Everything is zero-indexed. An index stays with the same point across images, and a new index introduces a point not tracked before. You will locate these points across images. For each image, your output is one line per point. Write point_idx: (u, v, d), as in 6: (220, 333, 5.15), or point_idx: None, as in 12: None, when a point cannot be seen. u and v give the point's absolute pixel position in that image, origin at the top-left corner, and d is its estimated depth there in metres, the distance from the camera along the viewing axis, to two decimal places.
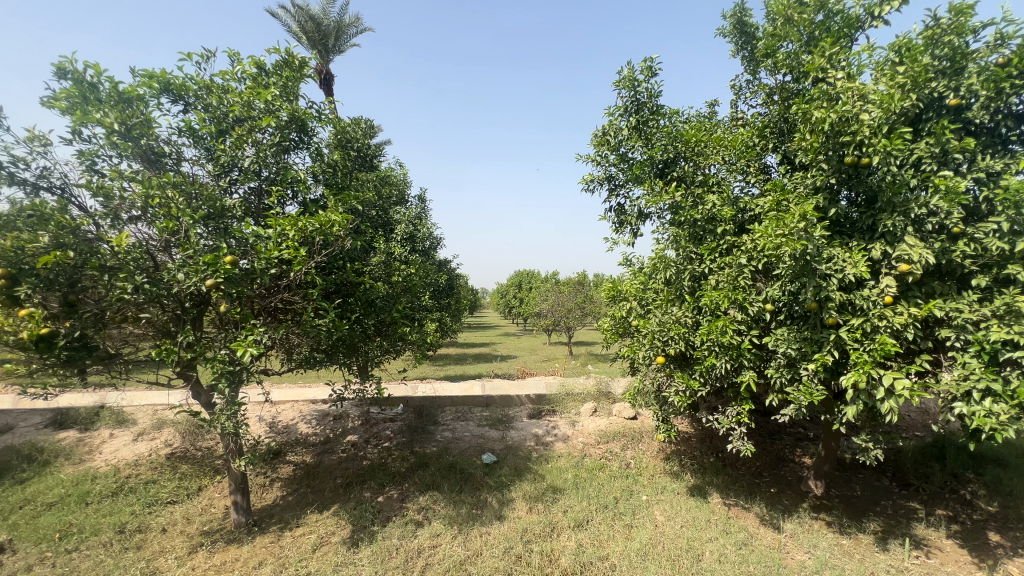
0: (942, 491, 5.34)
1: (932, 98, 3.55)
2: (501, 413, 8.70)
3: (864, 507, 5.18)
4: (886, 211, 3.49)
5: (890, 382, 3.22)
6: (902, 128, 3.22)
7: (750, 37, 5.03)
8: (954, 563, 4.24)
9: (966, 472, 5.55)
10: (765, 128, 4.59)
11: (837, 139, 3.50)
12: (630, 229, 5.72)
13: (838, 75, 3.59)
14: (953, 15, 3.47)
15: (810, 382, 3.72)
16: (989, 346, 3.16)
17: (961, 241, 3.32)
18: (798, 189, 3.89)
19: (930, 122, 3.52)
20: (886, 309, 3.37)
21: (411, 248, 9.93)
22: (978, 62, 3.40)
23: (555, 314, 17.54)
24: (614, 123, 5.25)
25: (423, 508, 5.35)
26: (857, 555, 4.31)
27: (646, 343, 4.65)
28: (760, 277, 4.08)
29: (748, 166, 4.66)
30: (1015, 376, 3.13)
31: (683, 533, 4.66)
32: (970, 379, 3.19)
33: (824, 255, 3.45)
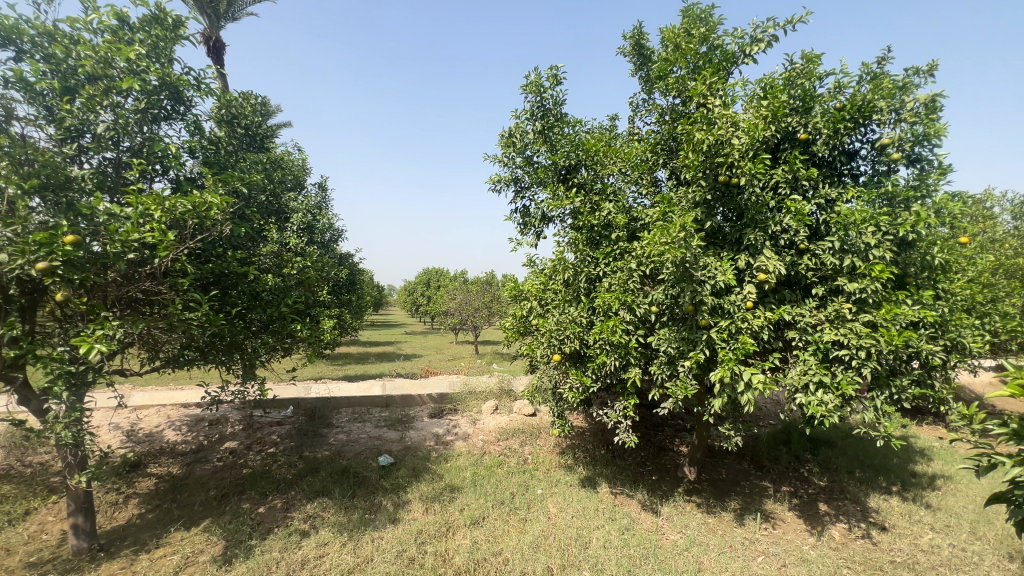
0: (787, 471, 6.23)
1: (788, 131, 4.13)
2: (400, 413, 8.47)
3: (727, 488, 5.86)
4: (750, 227, 3.98)
5: (748, 376, 3.68)
6: (763, 154, 3.69)
7: (646, 58, 5.44)
8: (793, 531, 4.95)
9: (805, 454, 6.53)
10: (657, 144, 4.99)
11: (714, 159, 3.91)
12: (534, 231, 5.89)
13: (716, 102, 4.03)
14: (804, 62, 4.06)
15: (685, 378, 4.11)
16: (822, 345, 3.75)
17: (805, 256, 3.91)
18: (681, 202, 4.28)
19: (786, 152, 4.09)
20: (747, 313, 3.84)
21: (308, 239, 9.26)
22: (822, 105, 4.02)
23: (462, 313, 17.47)
24: (520, 126, 5.36)
25: (310, 516, 5.00)
26: (719, 531, 4.85)
27: (544, 341, 4.82)
28: (647, 281, 4.43)
29: (641, 178, 5.04)
30: (840, 371, 3.75)
31: (572, 523, 4.89)
32: (808, 373, 3.76)
33: (700, 263, 3.83)
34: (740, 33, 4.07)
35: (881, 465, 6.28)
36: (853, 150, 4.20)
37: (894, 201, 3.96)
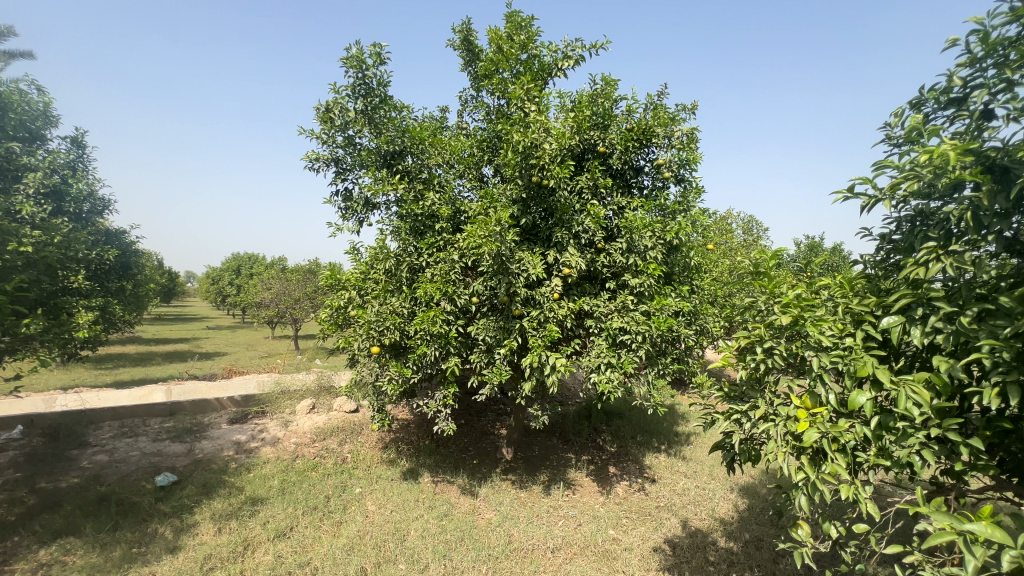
0: (587, 442, 7.14)
1: (591, 144, 4.70)
2: (190, 421, 7.18)
3: (538, 463, 6.44)
4: (559, 226, 4.42)
5: (552, 361, 4.07)
6: (568, 160, 4.12)
7: (475, 55, 5.56)
8: (589, 493, 5.69)
9: (601, 425, 7.57)
10: (483, 141, 5.14)
11: (528, 160, 4.21)
12: (356, 217, 5.55)
13: (533, 107, 4.35)
14: (604, 85, 4.65)
15: (501, 364, 4.36)
16: (612, 331, 4.37)
17: (602, 254, 4.51)
18: (502, 197, 4.51)
19: (588, 162, 4.66)
20: (554, 304, 4.25)
21: (53, 208, 7.13)
22: (617, 124, 4.67)
23: (278, 305, 15.65)
24: (340, 102, 4.96)
25: (44, 565, 3.87)
26: (529, 504, 5.30)
27: (363, 332, 4.58)
28: (468, 273, 4.57)
29: (467, 172, 5.16)
30: (624, 353, 4.43)
31: (391, 518, 4.78)
32: (601, 356, 4.35)
33: (515, 256, 4.09)
34: (554, 47, 4.45)
35: (654, 429, 7.66)
36: (639, 166, 4.98)
37: (665, 212, 4.85)
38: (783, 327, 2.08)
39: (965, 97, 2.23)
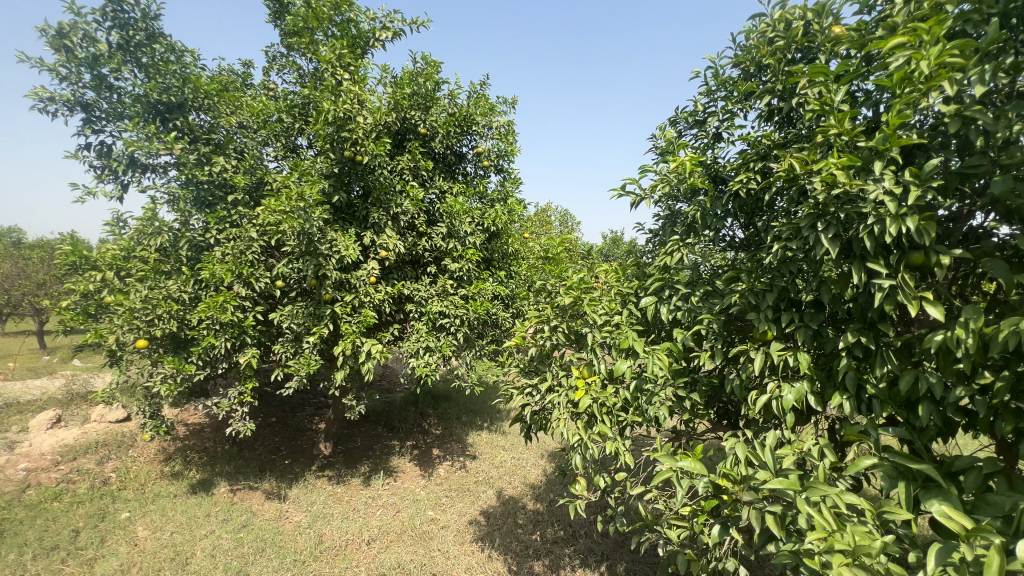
0: (412, 427, 7.09)
1: (411, 123, 4.58)
2: None
3: (359, 455, 6.15)
4: (376, 206, 4.21)
5: (367, 347, 3.89)
6: (384, 138, 3.94)
7: (281, 7, 4.90)
8: (411, 478, 5.66)
9: (428, 409, 7.61)
10: (293, 107, 4.51)
11: (340, 132, 3.89)
12: (116, 179, 4.44)
13: (347, 76, 4.04)
14: (425, 66, 4.57)
15: (309, 354, 3.98)
16: (431, 315, 4.37)
17: (424, 239, 4.50)
18: (311, 171, 4.10)
19: (409, 143, 4.54)
20: (370, 288, 4.07)
21: None
22: (438, 107, 4.66)
23: (5, 291, 11.80)
24: (84, 28, 3.86)
25: None
26: (345, 499, 5.01)
27: (123, 323, 3.69)
28: (271, 253, 4.06)
29: (273, 139, 4.56)
30: (443, 337, 4.46)
31: (169, 542, 4.02)
32: (420, 340, 4.32)
33: (326, 237, 3.77)
34: (372, 15, 4.18)
35: (478, 408, 8.00)
36: (461, 153, 5.07)
37: (485, 200, 5.04)
38: (566, 307, 2.32)
39: (705, 122, 2.77)
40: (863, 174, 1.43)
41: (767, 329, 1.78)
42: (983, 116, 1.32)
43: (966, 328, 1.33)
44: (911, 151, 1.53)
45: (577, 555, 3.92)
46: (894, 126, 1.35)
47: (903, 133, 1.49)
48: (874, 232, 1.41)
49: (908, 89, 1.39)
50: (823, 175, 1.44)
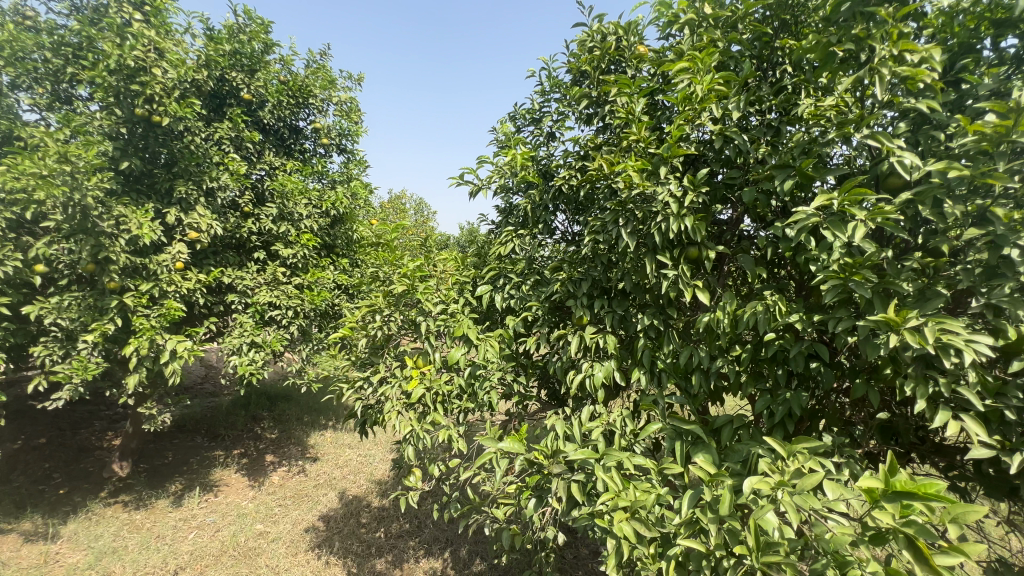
0: (241, 434, 6.27)
1: (231, 86, 3.98)
2: None
3: (169, 471, 5.22)
4: (182, 178, 3.54)
5: (172, 345, 3.28)
6: (192, 98, 3.35)
7: None
8: (236, 491, 4.99)
9: (261, 412, 6.81)
10: (61, 44, 3.54)
11: (130, 83, 3.19)
12: None
13: (140, 17, 3.34)
14: (250, 22, 4.03)
15: (86, 357, 3.18)
16: (259, 307, 3.88)
17: (249, 220, 3.98)
18: (89, 128, 3.29)
19: (229, 109, 3.96)
20: (176, 274, 3.45)
21: None
22: (267, 72, 4.16)
23: None
24: None
25: None
26: (146, 526, 4.19)
27: None
28: (26, 229, 3.16)
29: (31, 83, 3.55)
30: (274, 330, 4.00)
31: None
32: (243, 334, 3.80)
33: (109, 211, 3.06)
34: None
35: (323, 407, 7.45)
36: (297, 127, 4.60)
37: (325, 181, 4.65)
38: (400, 295, 2.26)
39: (541, 120, 2.93)
40: (654, 178, 1.65)
41: (582, 315, 1.96)
42: (736, 137, 1.62)
43: (723, 310, 1.63)
44: (690, 162, 1.82)
45: (421, 546, 3.89)
46: (675, 138, 1.58)
47: (685, 145, 1.76)
48: (661, 228, 1.64)
49: (687, 107, 1.64)
50: (623, 176, 1.63)
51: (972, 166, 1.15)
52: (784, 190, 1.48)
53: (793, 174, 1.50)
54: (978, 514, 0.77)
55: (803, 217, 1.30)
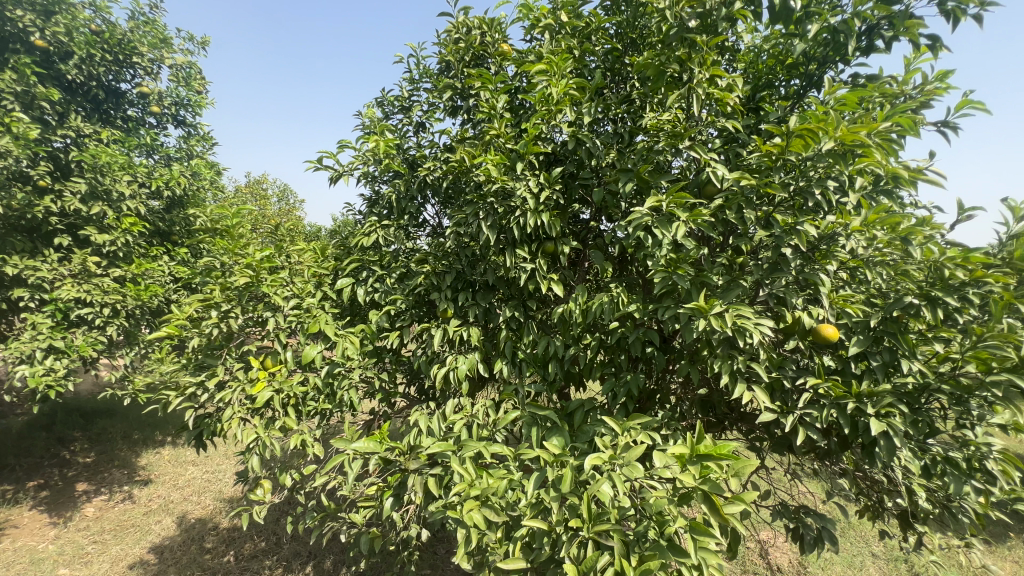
0: (40, 461, 5.07)
1: (16, 28, 3.17)
2: None
3: None
4: None
5: None
6: None
7: None
8: (30, 532, 4.01)
9: (71, 433, 5.58)
10: None
11: None
12: None
13: None
14: None
15: None
16: (61, 304, 3.16)
17: (46, 197, 3.22)
18: None
19: (13, 56, 3.15)
20: None
21: None
22: (70, 17, 3.40)
23: None
24: None
25: None
26: None
27: None
28: None
29: None
30: (83, 332, 3.28)
31: None
32: (37, 338, 3.06)
33: None
34: None
35: (158, 421, 6.38)
36: (117, 89, 3.85)
37: (156, 156, 3.97)
38: (243, 289, 2.01)
39: (410, 109, 2.84)
40: (512, 173, 1.70)
41: (446, 308, 1.95)
42: (587, 140, 1.75)
43: (575, 301, 1.74)
44: (548, 161, 1.92)
45: (279, 564, 3.54)
46: (530, 136, 1.65)
47: (542, 144, 1.85)
48: (520, 223, 1.69)
49: (543, 108, 1.72)
50: (483, 169, 1.65)
51: (759, 178, 1.39)
52: (625, 191, 1.64)
53: (632, 178, 1.66)
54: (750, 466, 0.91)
55: (638, 216, 1.45)
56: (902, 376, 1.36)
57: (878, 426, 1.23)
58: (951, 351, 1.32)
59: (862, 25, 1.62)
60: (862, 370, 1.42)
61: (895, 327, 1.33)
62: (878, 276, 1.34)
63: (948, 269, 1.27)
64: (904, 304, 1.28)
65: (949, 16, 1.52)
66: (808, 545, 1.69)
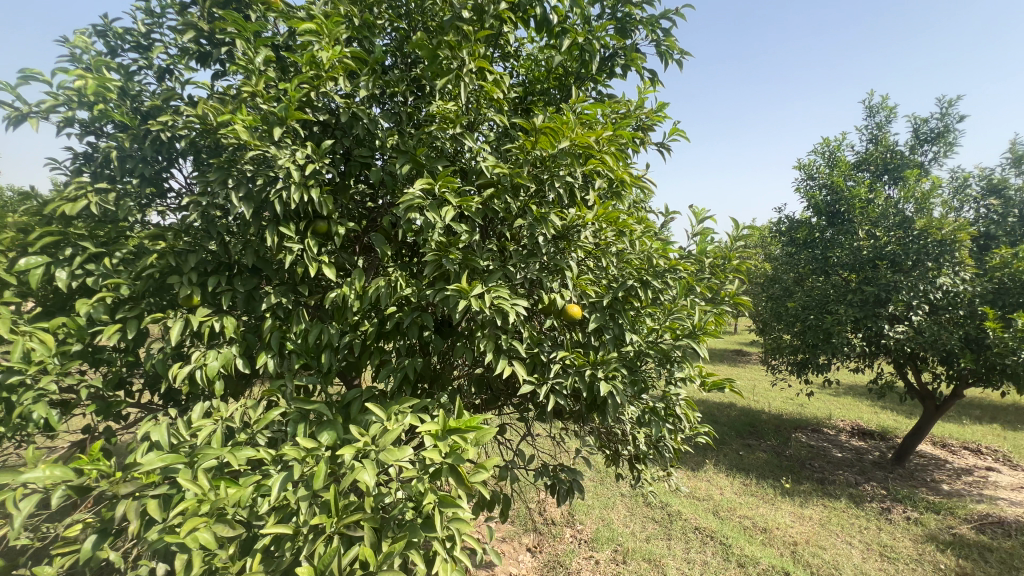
0: None
1: None
2: None
3: None
4: None
5: None
6: None
7: None
8: None
9: None
10: None
11: None
12: None
13: None
14: None
15: None
16: None
17: None
18: None
19: None
20: None
21: None
22: None
23: None
24: None
25: None
26: None
27: None
28: None
29: None
30: None
31: None
32: None
33: None
34: None
35: None
36: None
37: None
38: None
39: (149, 49, 2.27)
40: (272, 140, 1.50)
41: (191, 294, 1.62)
42: (363, 115, 1.66)
43: (351, 285, 1.65)
44: (323, 133, 1.76)
45: None
46: (293, 100, 1.48)
47: (313, 113, 1.69)
48: (283, 197, 1.51)
49: (311, 72, 1.56)
50: (233, 130, 1.42)
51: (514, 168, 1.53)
52: (401, 173, 1.61)
53: (409, 160, 1.65)
54: (490, 433, 1.01)
55: (410, 197, 1.45)
56: (625, 345, 1.67)
57: (604, 386, 1.49)
58: (656, 323, 1.69)
59: (604, 52, 1.93)
60: (598, 342, 1.69)
61: (620, 305, 1.62)
62: (609, 263, 1.62)
63: (655, 258, 1.64)
64: (625, 285, 1.58)
65: (662, 57, 1.91)
66: (562, 496, 1.95)
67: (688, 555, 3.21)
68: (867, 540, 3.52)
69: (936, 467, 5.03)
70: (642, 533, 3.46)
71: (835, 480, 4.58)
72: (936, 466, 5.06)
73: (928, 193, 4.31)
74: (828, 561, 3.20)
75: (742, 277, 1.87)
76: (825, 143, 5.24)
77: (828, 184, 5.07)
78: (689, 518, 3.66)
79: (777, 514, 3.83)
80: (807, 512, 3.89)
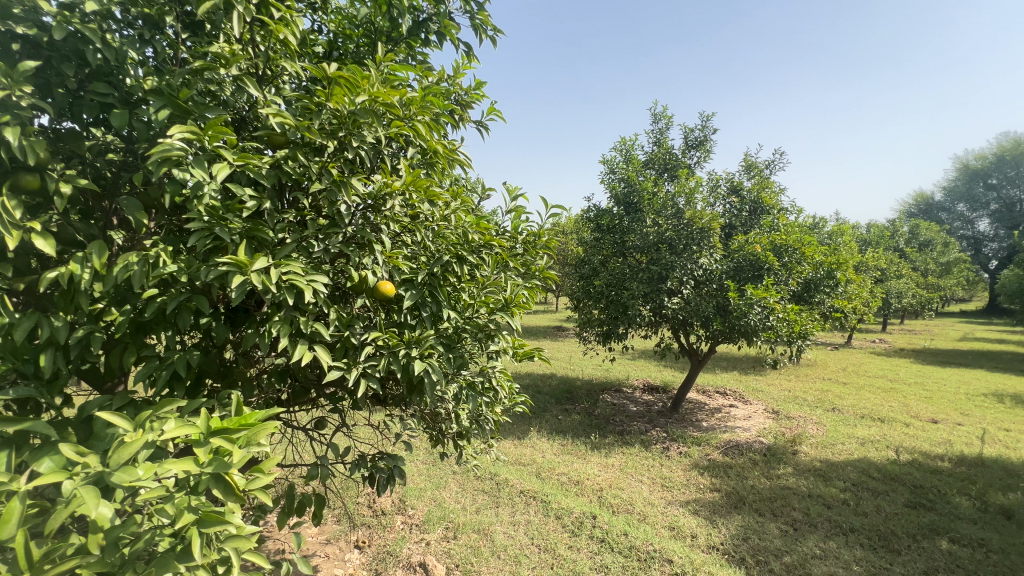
0: None
1: None
2: None
3: None
4: None
5: None
6: None
7: None
8: None
9: None
10: None
11: None
12: None
13: None
14: None
15: None
16: None
17: None
18: None
19: None
20: None
21: None
22: None
23: None
24: None
25: None
26: None
27: None
28: None
29: None
30: None
31: None
32: None
33: None
34: None
35: None
36: None
37: None
38: None
39: None
40: None
41: None
42: (92, 35, 1.25)
43: (84, 262, 1.23)
44: (28, 54, 1.28)
45: None
46: None
47: (7, 22, 1.21)
48: None
49: None
50: None
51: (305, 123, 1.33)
52: (155, 119, 1.27)
53: (167, 104, 1.30)
54: (269, 428, 0.90)
55: (165, 148, 1.15)
56: (442, 323, 1.64)
57: (420, 364, 1.43)
58: (471, 298, 1.69)
59: (418, 15, 1.82)
60: (414, 321, 1.62)
61: (436, 281, 1.58)
62: (422, 237, 1.55)
63: (470, 234, 1.62)
64: (441, 261, 1.54)
65: (476, 30, 1.89)
66: (381, 485, 1.84)
67: (514, 517, 3.41)
68: (653, 476, 4.25)
69: (699, 409, 6.32)
70: (471, 506, 3.56)
71: (631, 430, 5.40)
72: (699, 409, 6.37)
73: (693, 189, 5.29)
74: (625, 499, 3.76)
75: (551, 253, 1.99)
76: (622, 143, 6.02)
77: (624, 178, 5.86)
78: (515, 483, 3.91)
79: (588, 467, 4.35)
80: (610, 461, 4.51)
